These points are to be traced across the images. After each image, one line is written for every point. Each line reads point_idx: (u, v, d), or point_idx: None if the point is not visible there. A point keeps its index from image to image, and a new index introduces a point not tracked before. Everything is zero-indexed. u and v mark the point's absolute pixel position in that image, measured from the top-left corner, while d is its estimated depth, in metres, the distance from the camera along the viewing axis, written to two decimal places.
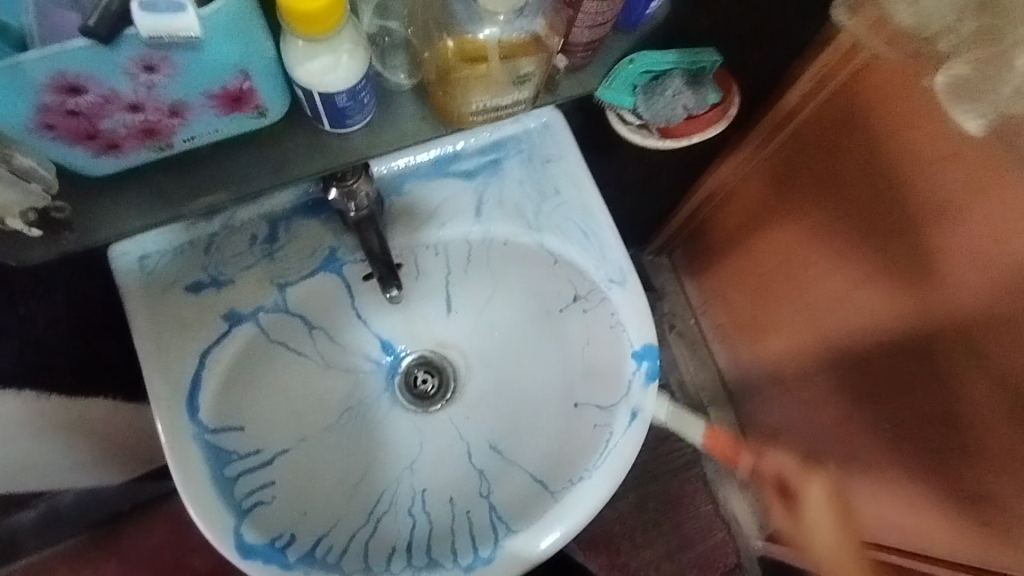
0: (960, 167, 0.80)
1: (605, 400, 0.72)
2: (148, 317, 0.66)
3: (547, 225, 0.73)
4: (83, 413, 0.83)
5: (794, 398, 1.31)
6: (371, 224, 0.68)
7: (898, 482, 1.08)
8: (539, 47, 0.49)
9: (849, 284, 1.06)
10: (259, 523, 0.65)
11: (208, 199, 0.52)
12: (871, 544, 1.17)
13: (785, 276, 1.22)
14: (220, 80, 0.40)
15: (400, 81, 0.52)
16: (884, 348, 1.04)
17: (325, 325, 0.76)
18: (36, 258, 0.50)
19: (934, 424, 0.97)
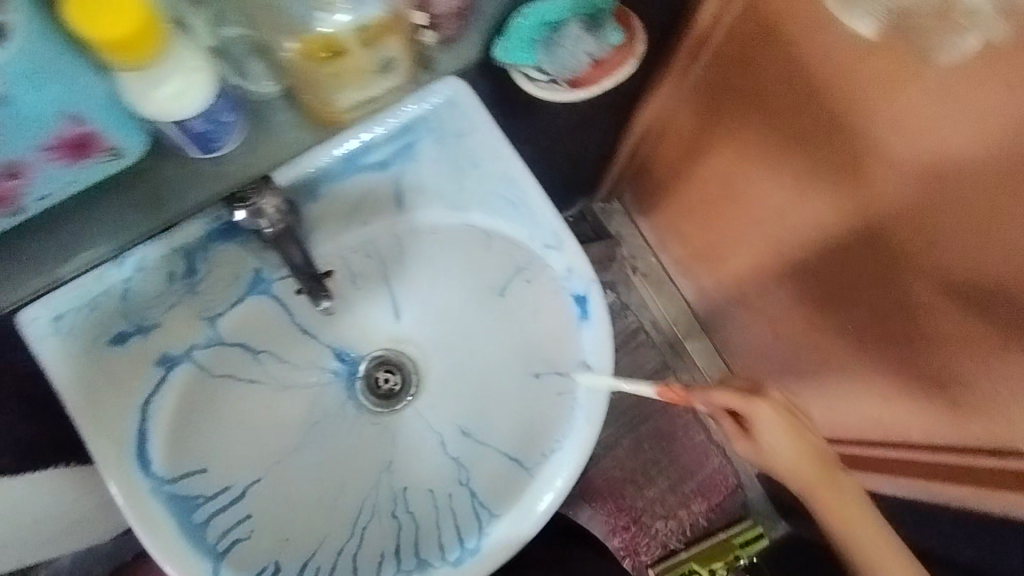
0: (868, 68, 0.80)
1: (563, 365, 0.71)
2: (77, 379, 0.63)
3: (470, 201, 0.72)
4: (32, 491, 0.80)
5: (762, 318, 1.32)
6: (290, 238, 0.64)
7: (872, 378, 1.10)
8: (394, 30, 0.56)
9: (793, 196, 1.06)
10: (239, 562, 0.63)
11: (93, 251, 0.61)
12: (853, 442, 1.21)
13: (729, 200, 1.22)
14: (51, 129, 0.43)
15: (264, 86, 0.59)
16: (833, 252, 1.04)
17: (270, 347, 0.74)
18: None
19: (894, 316, 0.99)
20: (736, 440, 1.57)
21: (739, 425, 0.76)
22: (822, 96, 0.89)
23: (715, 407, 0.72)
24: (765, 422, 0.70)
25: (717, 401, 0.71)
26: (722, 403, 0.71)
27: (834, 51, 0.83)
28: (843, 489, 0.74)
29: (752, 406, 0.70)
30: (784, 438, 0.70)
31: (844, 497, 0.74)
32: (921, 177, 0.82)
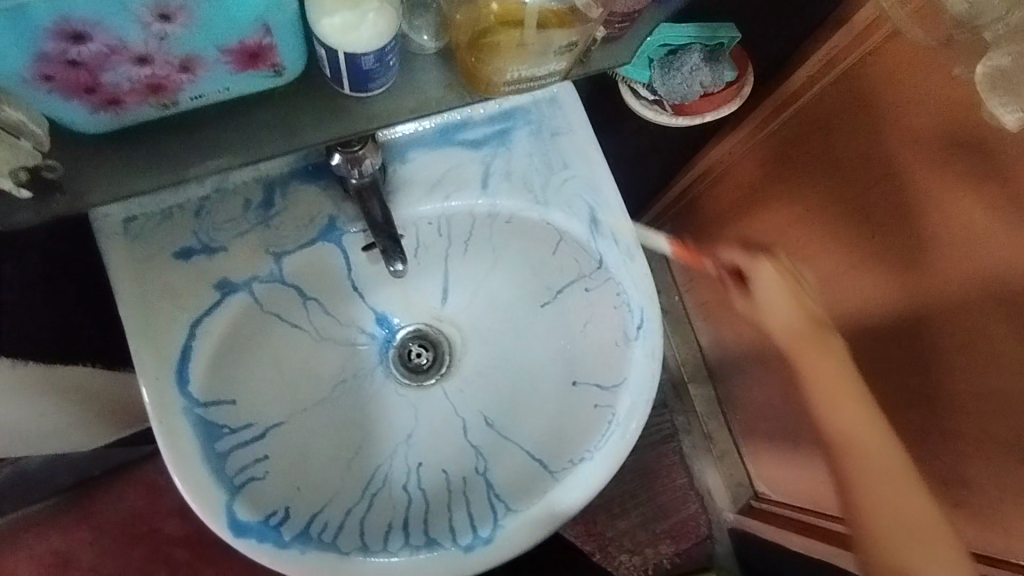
0: (960, 158, 0.76)
1: (607, 380, 0.71)
2: (135, 284, 0.63)
3: (555, 200, 0.71)
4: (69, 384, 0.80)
5: (774, 379, 1.27)
6: (374, 193, 0.64)
7: None
8: (576, 19, 0.47)
9: (841, 269, 1.02)
10: (253, 500, 0.62)
11: (219, 162, 0.50)
12: (835, 514, 1.14)
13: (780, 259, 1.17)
14: (240, 35, 0.39)
15: (423, 44, 0.49)
16: (866, 332, 1.00)
17: (320, 297, 0.72)
18: (20, 219, 0.48)
19: (911, 410, 0.94)
20: (715, 492, 1.55)
21: (745, 291, 0.88)
22: (896, 176, 0.86)
23: (723, 270, 0.90)
24: (765, 278, 0.86)
25: (726, 262, 0.89)
26: (731, 260, 0.88)
27: (926, 135, 0.80)
28: (844, 365, 0.82)
29: (754, 265, 0.87)
30: (781, 296, 0.85)
31: (852, 387, 0.80)
32: (982, 284, 0.78)
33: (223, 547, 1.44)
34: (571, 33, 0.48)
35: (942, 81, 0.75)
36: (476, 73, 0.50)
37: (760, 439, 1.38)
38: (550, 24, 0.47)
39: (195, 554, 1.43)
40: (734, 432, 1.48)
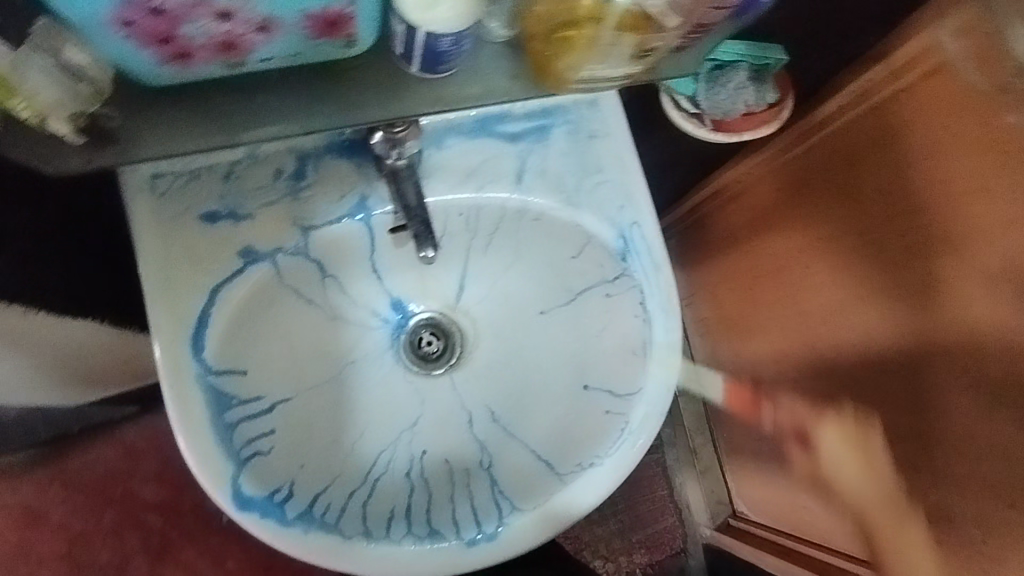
0: (988, 205, 0.75)
1: (620, 388, 0.70)
2: (158, 243, 0.61)
3: (586, 202, 0.70)
4: (64, 331, 0.76)
5: (766, 401, 1.26)
6: (409, 176, 0.64)
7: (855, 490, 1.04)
8: (650, 26, 0.46)
9: (846, 300, 1.00)
10: (257, 475, 0.61)
11: (275, 129, 0.52)
12: (816, 542, 1.14)
13: (785, 282, 1.15)
14: (324, 2, 0.38)
15: (495, 32, 0.51)
16: (863, 365, 0.99)
17: (338, 275, 0.71)
18: (72, 167, 0.49)
19: (899, 445, 0.93)
20: (694, 506, 1.55)
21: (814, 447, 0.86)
22: (915, 215, 0.86)
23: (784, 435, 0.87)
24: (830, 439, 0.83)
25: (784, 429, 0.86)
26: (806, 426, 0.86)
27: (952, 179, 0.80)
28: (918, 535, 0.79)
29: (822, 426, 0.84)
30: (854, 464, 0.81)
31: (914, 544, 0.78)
32: (993, 332, 0.76)
33: (197, 516, 1.41)
34: (645, 38, 0.47)
35: (979, 125, 0.75)
36: (549, 66, 0.50)
37: (746, 459, 1.38)
38: (626, 28, 0.46)
39: (167, 521, 1.41)
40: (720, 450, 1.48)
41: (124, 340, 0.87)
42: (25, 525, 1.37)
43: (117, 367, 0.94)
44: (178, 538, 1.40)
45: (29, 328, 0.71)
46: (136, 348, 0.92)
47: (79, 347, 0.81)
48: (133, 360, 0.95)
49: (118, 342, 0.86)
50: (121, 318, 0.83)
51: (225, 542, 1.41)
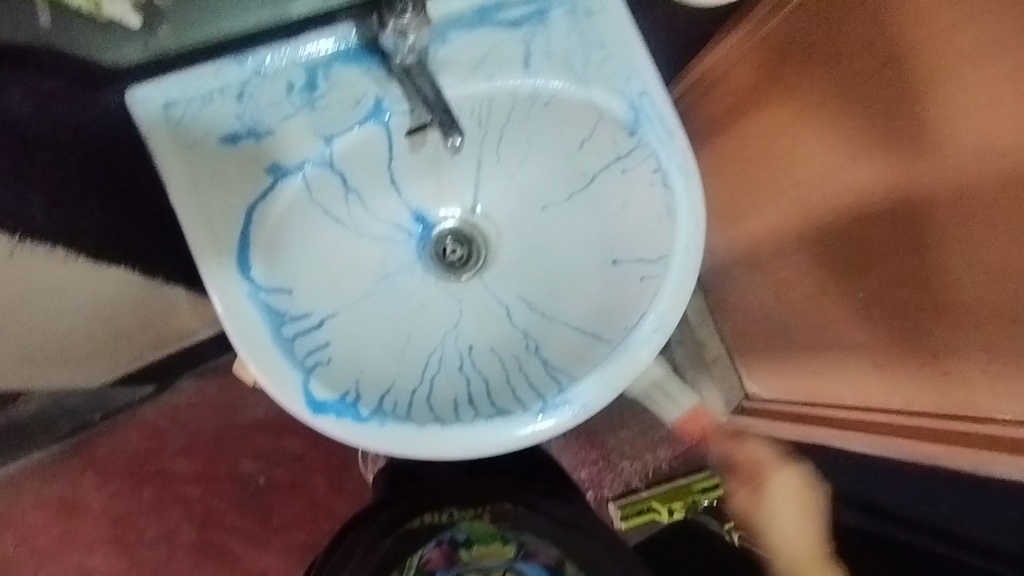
0: (954, 34, 0.77)
1: (651, 254, 0.73)
2: (183, 170, 0.62)
3: (595, 78, 0.71)
4: (98, 284, 0.78)
5: (763, 280, 1.19)
6: (422, 71, 0.64)
7: (862, 347, 0.99)
8: None
9: (833, 164, 0.97)
10: (327, 380, 0.64)
11: None
12: (830, 404, 1.07)
13: (774, 156, 1.09)
14: None
15: None
16: (859, 222, 0.95)
17: (360, 187, 0.71)
18: (129, 55, 0.57)
19: (906, 288, 0.89)
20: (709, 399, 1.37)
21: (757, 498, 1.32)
22: (900, 59, 0.84)
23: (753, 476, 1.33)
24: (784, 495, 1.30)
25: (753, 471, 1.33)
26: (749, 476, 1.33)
27: (931, 16, 0.80)
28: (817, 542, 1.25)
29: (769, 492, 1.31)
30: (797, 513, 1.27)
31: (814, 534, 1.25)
32: (987, 159, 0.76)
33: (234, 481, 1.41)
34: None
35: None
36: None
37: (749, 345, 1.28)
38: None
39: (206, 489, 1.40)
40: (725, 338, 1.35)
41: (153, 293, 0.87)
42: (66, 516, 1.37)
43: (120, 338, 0.93)
44: (220, 506, 1.40)
45: (70, 275, 0.73)
46: (166, 303, 0.92)
47: (111, 302, 0.83)
48: (163, 316, 0.95)
49: (146, 295, 0.86)
50: (150, 270, 0.82)
51: (267, 500, 1.41)
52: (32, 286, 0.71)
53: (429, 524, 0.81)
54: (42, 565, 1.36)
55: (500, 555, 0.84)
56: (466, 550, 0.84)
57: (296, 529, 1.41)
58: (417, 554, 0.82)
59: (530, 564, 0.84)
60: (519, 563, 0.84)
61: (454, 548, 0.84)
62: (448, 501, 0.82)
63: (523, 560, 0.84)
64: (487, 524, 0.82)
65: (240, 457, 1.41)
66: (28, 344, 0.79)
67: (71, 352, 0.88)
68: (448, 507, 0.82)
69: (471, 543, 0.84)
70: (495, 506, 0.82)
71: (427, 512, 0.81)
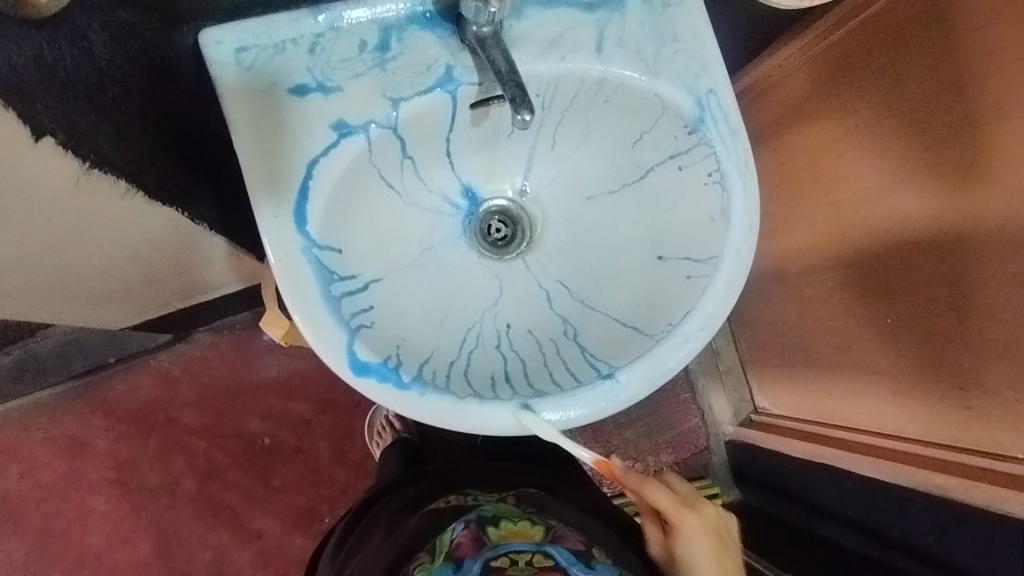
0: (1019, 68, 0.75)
1: (699, 253, 0.73)
2: (249, 117, 0.62)
3: (665, 70, 0.71)
4: (148, 227, 0.78)
5: (792, 296, 1.18)
6: (495, 43, 0.64)
7: (886, 372, 0.98)
8: None
9: (881, 185, 0.96)
10: (370, 343, 0.64)
11: None
12: (841, 427, 1.07)
13: (819, 172, 1.08)
14: None
15: None
16: (899, 246, 0.94)
17: (417, 155, 0.70)
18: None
19: (941, 316, 0.88)
20: (716, 407, 1.41)
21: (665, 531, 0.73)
22: (965, 84, 0.82)
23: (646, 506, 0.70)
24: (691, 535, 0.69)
25: (649, 498, 0.69)
26: (655, 502, 0.69)
27: (1000, 44, 0.77)
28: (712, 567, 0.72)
29: (684, 518, 0.69)
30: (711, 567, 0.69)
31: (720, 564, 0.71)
32: None
33: (240, 439, 1.41)
34: None
35: None
36: None
37: (768, 359, 1.28)
38: None
39: (212, 444, 1.41)
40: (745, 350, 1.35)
41: (193, 242, 0.87)
42: (72, 454, 1.38)
43: (156, 284, 0.94)
44: (223, 461, 1.41)
45: (126, 214, 0.74)
46: (205, 254, 0.92)
47: (157, 245, 0.83)
48: (200, 266, 0.95)
49: (187, 243, 0.86)
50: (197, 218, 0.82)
51: (270, 461, 1.41)
52: (87, 219, 0.71)
53: (454, 504, 0.80)
54: (43, 500, 1.36)
55: (528, 536, 0.74)
56: (493, 528, 0.75)
57: (295, 493, 1.41)
58: (447, 530, 0.75)
59: (558, 546, 0.72)
60: (548, 546, 0.72)
61: (480, 527, 0.75)
62: (470, 486, 0.83)
63: (552, 543, 0.73)
64: (511, 506, 0.79)
65: (248, 416, 1.42)
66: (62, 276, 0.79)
67: (110, 290, 0.88)
68: (472, 491, 0.83)
69: (498, 521, 0.75)
70: (518, 492, 0.83)
71: (450, 495, 0.82)
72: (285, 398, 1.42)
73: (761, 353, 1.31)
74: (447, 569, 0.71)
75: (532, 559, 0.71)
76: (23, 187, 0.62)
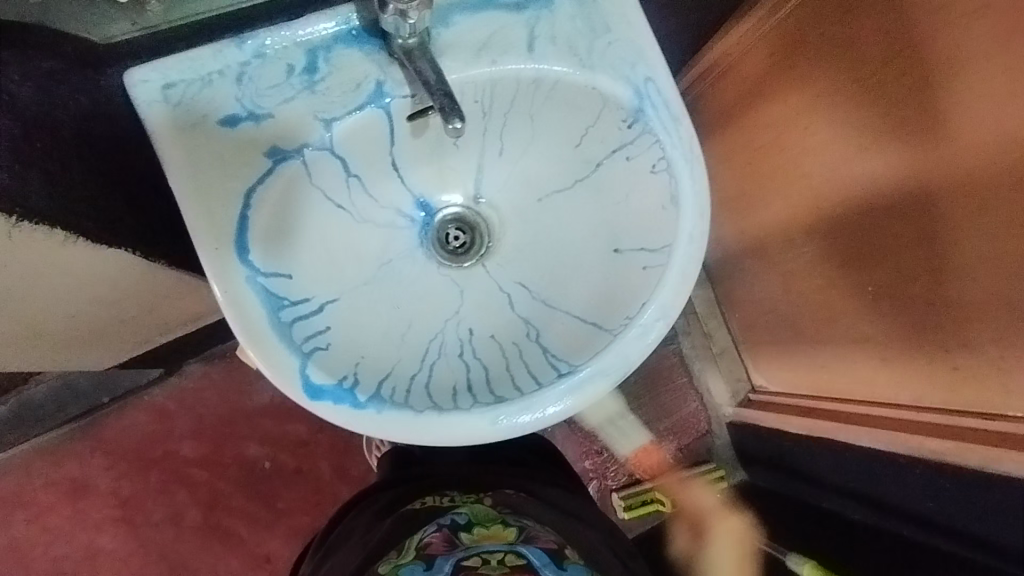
0: (963, 30, 0.74)
1: (654, 242, 0.73)
2: (182, 154, 0.62)
3: (600, 63, 0.70)
4: (100, 267, 0.78)
5: (774, 273, 1.17)
6: (422, 54, 0.64)
7: (874, 339, 0.97)
8: None
9: (845, 154, 0.94)
10: (324, 365, 0.64)
11: None
12: (836, 399, 1.06)
13: (785, 148, 1.07)
14: None
15: None
16: (871, 213, 0.93)
17: (362, 173, 0.70)
18: (121, 33, 0.58)
19: (919, 281, 0.87)
20: (715, 391, 1.37)
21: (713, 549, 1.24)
22: (915, 50, 0.80)
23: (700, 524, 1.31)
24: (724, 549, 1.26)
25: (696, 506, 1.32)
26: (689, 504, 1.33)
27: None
28: None
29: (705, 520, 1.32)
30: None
31: None
32: (996, 145, 0.73)
33: (240, 465, 1.42)
34: None
35: None
36: None
37: (758, 337, 1.27)
38: None
39: (212, 473, 1.41)
40: (734, 331, 1.34)
41: (152, 278, 0.87)
42: (76, 496, 1.39)
43: (128, 323, 0.94)
44: (226, 489, 1.41)
45: (73, 258, 0.74)
46: (170, 287, 0.93)
47: (117, 284, 0.83)
48: (168, 301, 0.96)
49: (147, 280, 0.87)
50: (153, 251, 0.82)
51: (272, 484, 1.42)
52: (33, 270, 0.72)
53: (429, 505, 0.80)
54: (51, 544, 1.38)
55: (501, 538, 0.77)
56: (467, 533, 0.77)
57: (300, 513, 1.41)
58: (418, 531, 0.77)
59: (531, 547, 0.75)
60: (521, 547, 0.75)
61: (454, 530, 0.77)
62: (448, 486, 0.82)
63: (525, 544, 0.76)
64: (487, 508, 0.80)
65: (246, 442, 1.43)
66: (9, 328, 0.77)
67: (79, 336, 0.89)
68: (449, 492, 0.82)
69: (472, 526, 0.78)
70: (496, 492, 0.82)
71: (428, 496, 0.81)
72: (280, 420, 1.42)
73: (749, 333, 1.30)
74: (418, 568, 0.73)
75: (505, 559, 0.75)
76: None
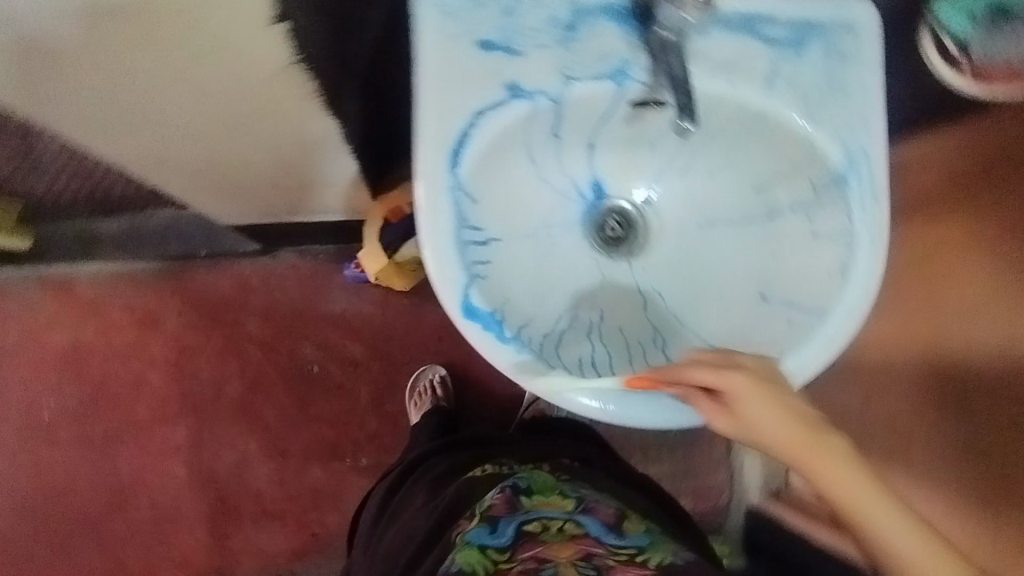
0: None
1: (808, 302, 0.74)
2: (437, 61, 0.66)
3: (824, 118, 0.71)
4: (295, 116, 0.87)
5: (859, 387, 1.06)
6: (675, 50, 0.67)
7: (940, 486, 0.84)
8: None
9: (962, 292, 0.82)
10: (483, 292, 0.67)
11: None
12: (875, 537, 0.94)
13: (929, 276, 0.89)
14: None
15: None
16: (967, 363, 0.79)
17: (567, 137, 0.74)
18: None
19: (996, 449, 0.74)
20: (748, 472, 1.34)
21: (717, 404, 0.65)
22: None
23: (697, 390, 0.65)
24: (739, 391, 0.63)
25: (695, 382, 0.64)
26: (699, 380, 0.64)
27: None
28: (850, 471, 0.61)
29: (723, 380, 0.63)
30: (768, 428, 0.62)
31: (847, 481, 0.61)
32: None
33: (291, 359, 1.46)
34: None
35: None
36: None
37: None
38: None
39: (265, 356, 1.46)
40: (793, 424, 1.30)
41: (319, 151, 0.96)
42: (144, 326, 1.45)
43: (271, 179, 1.03)
44: (271, 375, 1.45)
45: (287, 95, 0.83)
46: (320, 170, 1.01)
47: (296, 138, 0.93)
48: (308, 183, 1.05)
49: (314, 149, 0.95)
50: None
51: (313, 390, 1.45)
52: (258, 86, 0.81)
53: (489, 472, 0.83)
54: (106, 360, 1.44)
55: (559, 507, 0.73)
56: (526, 498, 0.75)
57: (327, 426, 1.44)
58: (483, 497, 0.75)
59: (590, 516, 0.71)
60: (579, 516, 0.71)
61: (514, 495, 0.75)
62: (505, 459, 0.87)
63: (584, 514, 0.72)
64: (545, 474, 0.82)
65: (305, 340, 1.46)
66: (187, 108, 0.84)
67: (233, 164, 0.98)
68: (507, 462, 0.86)
69: (531, 492, 0.76)
70: (554, 462, 0.87)
71: (487, 466, 0.85)
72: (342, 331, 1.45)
73: None
74: (483, 531, 0.69)
75: (564, 525, 0.70)
76: (235, 30, 0.71)
